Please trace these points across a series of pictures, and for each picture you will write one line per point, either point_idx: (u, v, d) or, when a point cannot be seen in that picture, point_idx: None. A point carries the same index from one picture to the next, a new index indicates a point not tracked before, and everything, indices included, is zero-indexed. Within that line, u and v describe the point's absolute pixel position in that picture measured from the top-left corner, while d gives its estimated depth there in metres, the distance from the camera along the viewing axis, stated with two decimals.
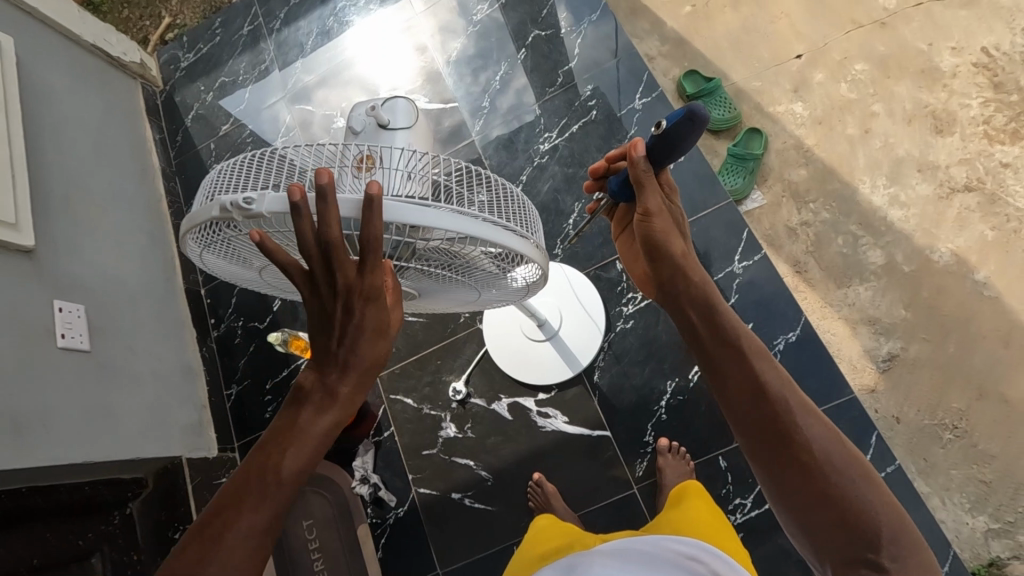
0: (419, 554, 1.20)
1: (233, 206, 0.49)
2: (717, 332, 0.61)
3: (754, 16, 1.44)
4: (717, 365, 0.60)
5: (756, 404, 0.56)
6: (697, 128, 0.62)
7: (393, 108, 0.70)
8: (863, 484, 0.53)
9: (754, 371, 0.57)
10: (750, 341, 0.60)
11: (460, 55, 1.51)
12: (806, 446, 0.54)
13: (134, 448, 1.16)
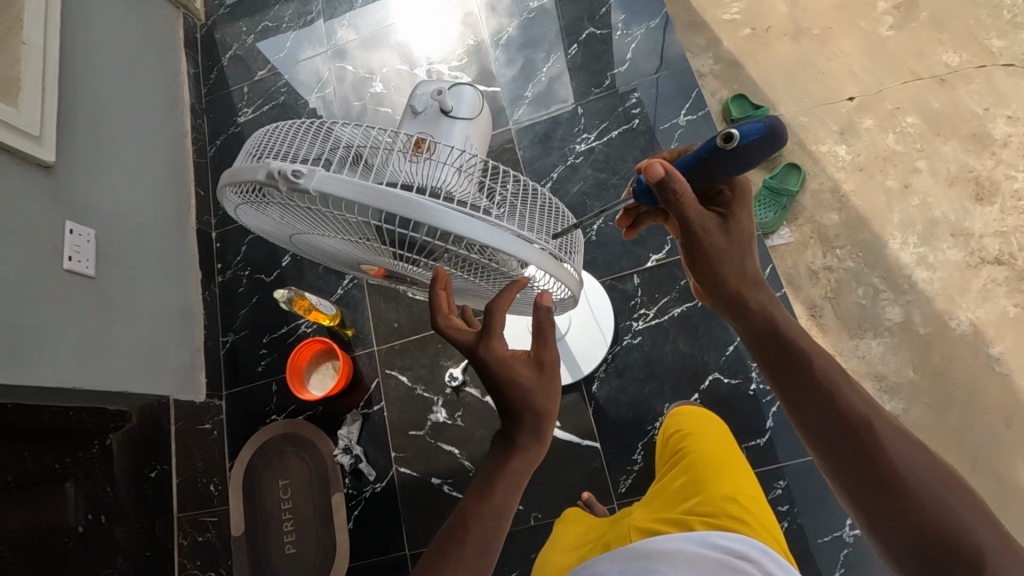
0: (389, 532, 1.20)
1: (280, 174, 0.46)
2: (786, 347, 0.61)
3: (812, 51, 1.42)
4: (791, 372, 0.60)
5: (837, 414, 0.57)
6: (765, 139, 0.50)
7: (458, 95, 0.58)
8: (950, 488, 0.53)
9: (827, 377, 0.58)
10: (816, 352, 0.60)
11: (510, 39, 1.49)
12: (888, 456, 0.54)
13: (123, 381, 1.15)
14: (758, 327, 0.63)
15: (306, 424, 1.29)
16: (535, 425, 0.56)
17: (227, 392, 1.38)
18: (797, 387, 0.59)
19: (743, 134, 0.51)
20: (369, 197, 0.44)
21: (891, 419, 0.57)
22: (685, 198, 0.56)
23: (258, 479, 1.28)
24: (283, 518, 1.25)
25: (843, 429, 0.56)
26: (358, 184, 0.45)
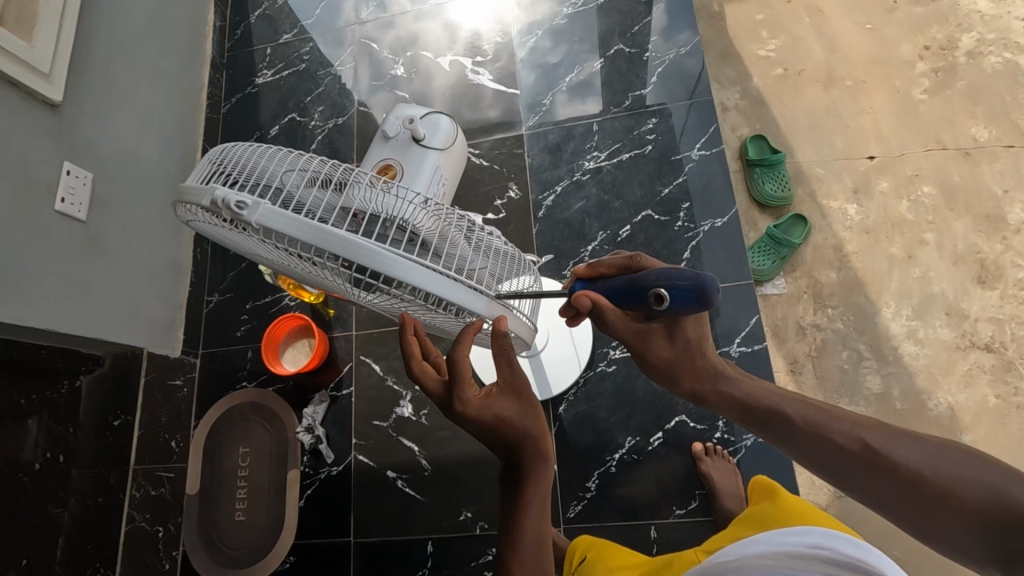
0: (338, 517, 1.21)
1: (226, 203, 0.49)
2: (764, 411, 0.64)
3: (841, 102, 1.39)
4: (778, 424, 0.63)
5: (830, 446, 0.59)
6: (691, 304, 0.53)
7: (425, 130, 0.85)
8: (962, 460, 0.54)
9: (807, 417, 0.61)
10: (788, 403, 0.63)
11: (538, 43, 1.46)
12: (895, 463, 0.55)
13: (100, 328, 1.16)
14: (733, 403, 0.65)
15: (274, 397, 1.30)
16: (536, 453, 0.60)
17: (203, 351, 1.38)
18: (794, 441, 0.61)
19: (671, 296, 0.53)
20: (310, 236, 0.47)
21: (875, 426, 0.58)
22: (616, 319, 0.61)
23: (220, 443, 1.30)
24: (238, 485, 1.26)
25: (849, 459, 0.58)
26: (300, 224, 0.47)
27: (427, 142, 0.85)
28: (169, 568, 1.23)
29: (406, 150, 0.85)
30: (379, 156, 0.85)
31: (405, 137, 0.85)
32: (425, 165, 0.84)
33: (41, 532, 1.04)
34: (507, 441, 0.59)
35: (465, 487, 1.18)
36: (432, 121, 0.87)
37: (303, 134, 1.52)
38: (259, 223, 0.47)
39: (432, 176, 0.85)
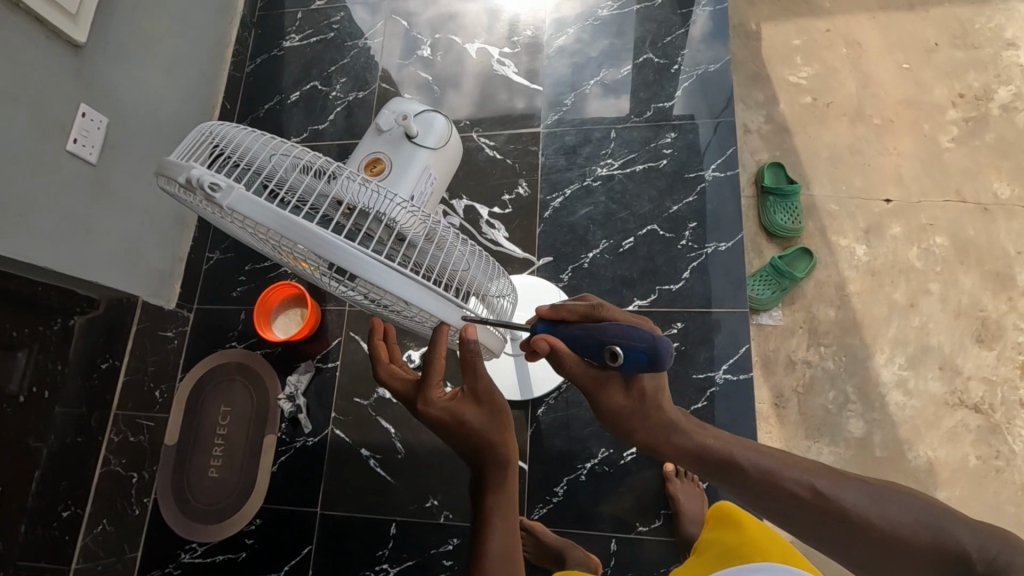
0: (307, 487, 1.22)
1: (199, 183, 0.48)
2: (717, 461, 0.63)
3: (866, 139, 1.37)
4: (734, 466, 0.62)
5: (782, 485, 0.59)
6: (646, 364, 0.54)
7: (423, 129, 0.83)
8: (910, 506, 0.56)
9: (760, 465, 0.61)
10: (739, 449, 0.63)
11: (569, 41, 1.45)
12: (844, 509, 0.56)
13: (98, 272, 1.17)
14: (687, 453, 0.64)
15: (261, 361, 1.32)
16: (496, 458, 0.64)
17: (197, 307, 1.40)
18: (750, 490, 0.61)
19: (627, 356, 0.55)
20: (282, 227, 0.48)
21: (820, 471, 0.59)
22: (573, 366, 0.61)
23: (203, 399, 1.31)
24: (216, 443, 1.28)
25: (802, 507, 0.58)
26: (273, 214, 0.48)
27: (420, 141, 0.82)
28: (139, 514, 1.24)
29: (396, 146, 0.82)
30: (369, 148, 0.82)
31: (397, 133, 0.82)
32: (414, 164, 0.82)
33: (20, 463, 1.07)
34: (472, 446, 0.65)
35: (435, 474, 1.19)
36: (428, 120, 0.85)
37: (322, 103, 1.51)
38: (231, 207, 0.47)
39: (421, 177, 0.82)
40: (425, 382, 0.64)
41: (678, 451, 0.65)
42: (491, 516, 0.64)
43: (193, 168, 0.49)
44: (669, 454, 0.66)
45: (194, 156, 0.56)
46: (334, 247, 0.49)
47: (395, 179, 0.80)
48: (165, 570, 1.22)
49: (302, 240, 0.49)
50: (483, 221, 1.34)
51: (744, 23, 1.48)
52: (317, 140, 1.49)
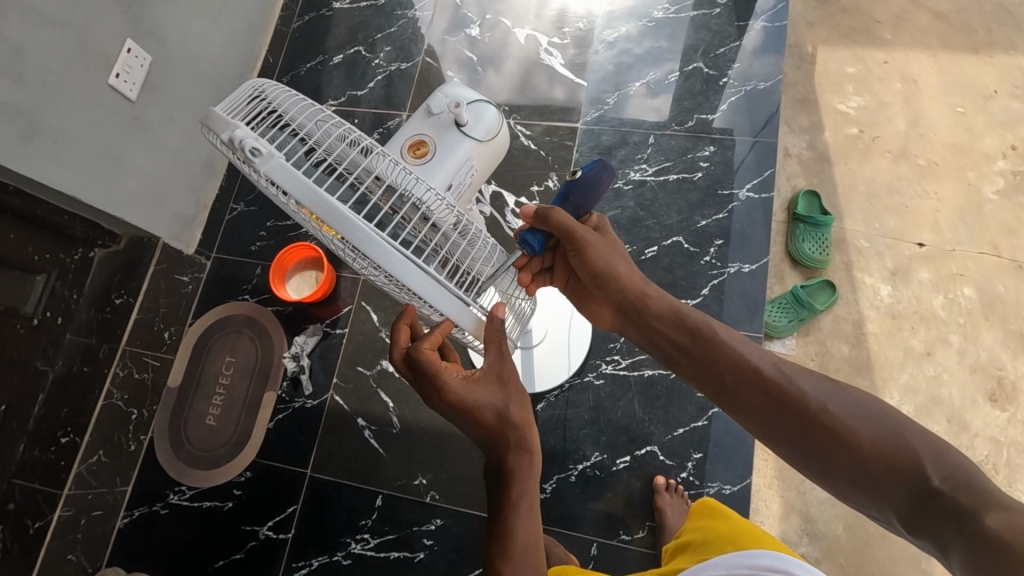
0: (300, 447, 1.24)
1: (240, 144, 0.48)
2: (697, 333, 0.72)
3: (907, 179, 1.34)
4: (710, 359, 0.70)
5: (757, 386, 0.65)
6: (599, 169, 0.69)
7: (475, 117, 0.80)
8: (870, 410, 0.58)
9: (738, 355, 0.68)
10: (722, 330, 0.71)
11: (620, 38, 1.43)
12: (803, 397, 0.61)
13: (125, 209, 1.17)
14: (670, 334, 0.75)
15: (270, 318, 1.33)
16: (519, 441, 0.64)
17: (215, 255, 1.40)
18: (716, 367, 0.69)
19: (584, 169, 0.70)
20: (311, 202, 0.47)
21: (788, 361, 0.65)
22: (559, 215, 0.72)
23: (208, 348, 1.33)
24: (216, 392, 1.30)
25: (762, 386, 0.64)
26: (304, 187, 0.47)
27: (467, 130, 0.80)
28: (134, 450, 1.26)
29: (442, 132, 0.80)
30: (415, 129, 0.81)
31: (446, 118, 0.80)
32: (456, 153, 0.79)
33: (26, 383, 1.09)
34: (487, 431, 0.65)
35: (427, 453, 1.20)
36: (480, 110, 0.82)
37: (364, 69, 1.51)
38: (266, 174, 0.46)
39: (461, 167, 0.80)
40: (430, 374, 0.63)
41: (664, 332, 0.75)
42: (517, 501, 0.63)
43: (236, 127, 0.49)
44: (659, 326, 0.76)
45: (240, 112, 0.55)
46: (357, 229, 0.47)
47: (435, 164, 0.78)
48: (151, 508, 1.24)
49: (326, 218, 0.47)
50: (508, 210, 1.33)
51: (799, 44, 1.45)
52: (353, 106, 1.48)
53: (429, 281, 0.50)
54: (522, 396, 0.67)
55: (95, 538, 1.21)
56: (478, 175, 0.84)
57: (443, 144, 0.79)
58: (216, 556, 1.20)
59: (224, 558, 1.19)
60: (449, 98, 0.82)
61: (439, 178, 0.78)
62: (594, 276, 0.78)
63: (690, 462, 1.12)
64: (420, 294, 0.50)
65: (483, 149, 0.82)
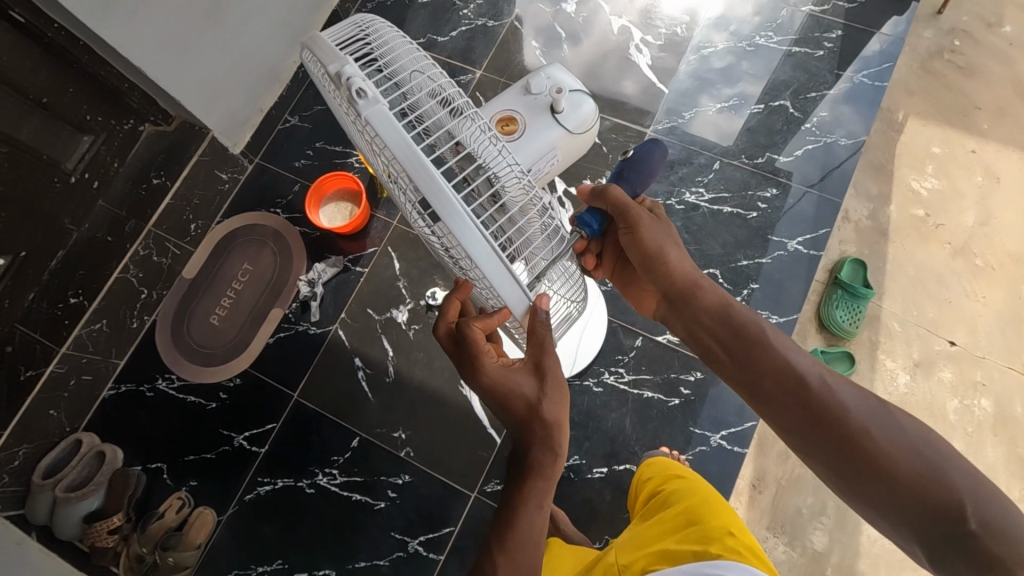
0: (293, 370, 1.25)
1: (348, 82, 0.47)
2: (746, 332, 0.68)
3: (958, 275, 1.30)
4: (753, 364, 0.66)
5: (796, 401, 0.62)
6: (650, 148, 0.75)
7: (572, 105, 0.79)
8: (915, 437, 0.56)
9: (783, 365, 0.64)
10: (773, 331, 0.67)
11: (714, 54, 1.38)
12: (846, 417, 0.58)
13: (184, 93, 1.17)
14: (714, 331, 0.71)
15: (295, 238, 1.33)
16: (544, 435, 0.62)
17: (258, 161, 1.38)
18: (757, 373, 0.65)
19: (637, 147, 0.75)
20: (401, 153, 0.46)
21: (833, 372, 0.63)
22: (613, 191, 0.73)
23: (228, 249, 1.33)
24: (226, 294, 1.31)
25: (805, 397, 0.61)
26: (398, 138, 0.46)
27: (561, 118, 0.78)
28: (135, 328, 1.27)
29: (535, 113, 0.79)
30: (508, 104, 0.80)
31: (543, 101, 0.79)
32: (545, 138, 0.78)
33: (50, 238, 1.11)
34: (518, 418, 0.62)
35: (413, 410, 1.21)
36: (579, 99, 0.80)
37: (450, 16, 1.47)
38: (367, 118, 0.46)
39: (545, 153, 0.79)
40: (473, 353, 0.63)
41: (707, 328, 0.71)
42: (528, 494, 0.62)
43: (348, 64, 0.48)
44: (703, 314, 0.72)
45: (346, 48, 0.55)
46: (438, 190, 0.45)
47: (521, 145, 0.78)
48: (137, 389, 1.25)
49: (410, 172, 0.45)
50: (555, 196, 1.31)
51: (892, 109, 1.39)
52: (430, 49, 1.45)
53: (497, 260, 0.48)
54: (562, 397, 0.63)
55: (78, 401, 1.22)
56: (559, 162, 0.83)
57: (535, 125, 0.78)
58: (188, 450, 1.22)
59: (195, 454, 1.22)
60: (552, 82, 0.80)
61: (523, 159, 0.78)
62: (645, 258, 0.74)
63: None
64: (484, 270, 0.48)
65: (571, 140, 0.81)
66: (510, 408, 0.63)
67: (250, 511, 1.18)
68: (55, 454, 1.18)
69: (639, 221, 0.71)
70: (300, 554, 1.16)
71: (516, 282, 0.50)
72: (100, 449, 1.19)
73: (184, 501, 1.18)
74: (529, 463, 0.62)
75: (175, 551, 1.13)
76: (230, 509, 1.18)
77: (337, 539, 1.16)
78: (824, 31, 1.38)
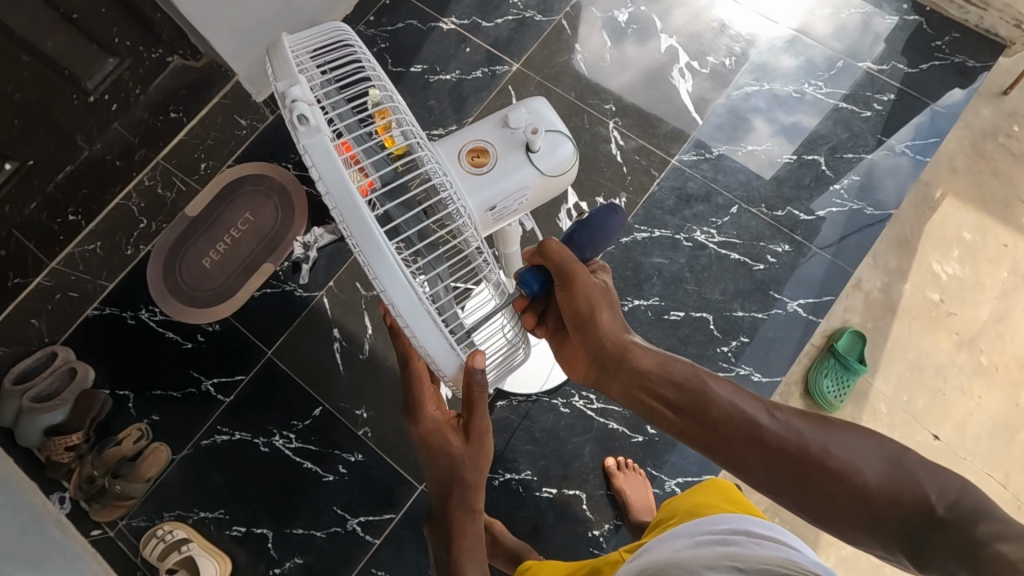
0: (272, 328, 1.25)
1: (293, 106, 0.43)
2: (687, 387, 0.64)
3: (958, 369, 1.24)
4: (704, 419, 0.61)
5: (755, 447, 0.58)
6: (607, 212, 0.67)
7: (549, 146, 0.68)
8: (869, 445, 0.55)
9: (733, 417, 0.60)
10: (714, 379, 0.64)
11: (756, 96, 1.38)
12: (805, 449, 0.56)
13: (216, 36, 1.14)
14: (651, 387, 0.66)
15: (300, 198, 1.31)
16: (467, 496, 0.59)
17: (279, 113, 1.35)
18: (710, 426, 0.61)
19: (592, 211, 0.67)
20: (336, 192, 0.41)
21: (778, 405, 0.61)
22: (553, 246, 0.64)
23: (234, 195, 1.31)
24: (222, 238, 1.29)
25: (764, 445, 0.58)
26: (335, 172, 0.41)
27: (533, 159, 0.68)
28: (129, 256, 1.28)
29: (508, 149, 0.68)
30: (479, 133, 0.68)
31: (519, 138, 0.68)
32: (511, 179, 0.67)
33: (61, 149, 1.14)
34: (448, 472, 0.59)
35: (380, 391, 1.22)
36: (557, 141, 0.69)
37: (499, 2, 1.43)
38: (302, 148, 0.41)
39: (510, 196, 0.67)
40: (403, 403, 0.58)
41: (645, 385, 0.66)
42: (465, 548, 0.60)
43: (297, 86, 0.44)
44: (644, 373, 0.66)
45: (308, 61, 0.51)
46: (368, 235, 0.41)
47: (484, 181, 0.66)
48: (119, 314, 1.26)
49: (341, 212, 0.41)
50: (565, 208, 1.30)
51: (930, 184, 1.33)
52: (472, 32, 1.42)
53: (426, 315, 0.43)
54: (489, 438, 0.60)
55: (61, 315, 1.24)
56: (527, 206, 0.72)
57: (504, 162, 0.67)
58: (158, 384, 1.23)
59: (162, 390, 1.23)
60: (533, 116, 0.69)
61: (479, 199, 0.66)
62: (577, 318, 0.67)
63: (607, 525, 1.12)
64: (410, 327, 0.44)
65: (544, 184, 0.70)
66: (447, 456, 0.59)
67: (204, 457, 1.20)
68: (31, 361, 1.19)
69: (577, 274, 0.64)
70: (242, 509, 1.17)
71: (446, 338, 0.46)
72: (72, 366, 1.19)
73: (143, 434, 1.20)
74: (468, 512, 0.60)
75: (124, 481, 1.15)
76: (184, 450, 1.20)
77: (281, 501, 1.17)
78: (877, 91, 1.37)
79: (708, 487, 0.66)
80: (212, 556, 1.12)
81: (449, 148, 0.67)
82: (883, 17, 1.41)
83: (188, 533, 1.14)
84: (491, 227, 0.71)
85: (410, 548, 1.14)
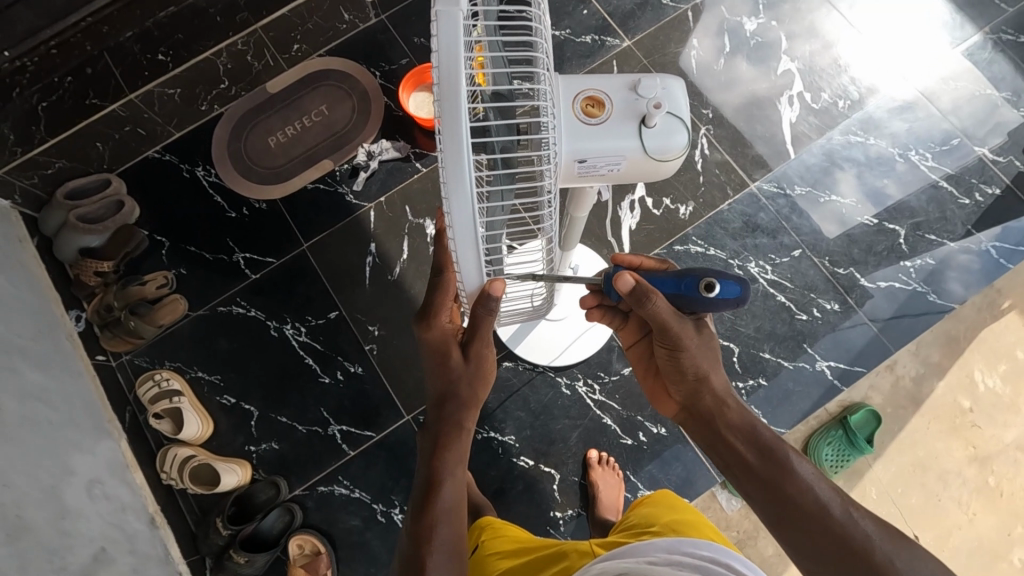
0: (313, 223, 1.27)
1: None
2: (763, 453, 0.66)
3: (964, 482, 1.20)
4: (765, 475, 0.65)
5: (807, 517, 0.62)
6: (733, 297, 0.58)
7: (664, 129, 0.66)
8: (925, 562, 0.60)
9: (801, 495, 0.63)
10: (792, 453, 0.66)
11: (856, 148, 1.32)
12: (862, 545, 0.60)
13: None
14: (735, 446, 0.67)
15: (380, 108, 1.31)
16: (453, 416, 0.61)
17: (383, 18, 1.34)
18: (771, 490, 0.64)
19: (721, 287, 0.58)
20: (442, 79, 0.39)
21: (846, 496, 0.64)
22: (659, 301, 0.62)
23: (319, 82, 1.32)
24: (295, 122, 1.31)
25: (821, 522, 0.61)
26: (453, 56, 0.39)
27: (641, 134, 0.66)
28: (202, 112, 1.31)
29: (624, 113, 0.65)
30: (602, 86, 0.65)
31: (639, 106, 0.66)
32: (612, 143, 0.65)
33: None
34: (446, 386, 0.61)
35: (395, 314, 1.23)
36: (674, 126, 0.66)
37: None
38: (434, 18, 0.39)
39: (603, 158, 0.66)
40: (428, 310, 0.59)
41: (730, 444, 0.68)
42: (444, 453, 0.60)
43: None
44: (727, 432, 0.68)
45: None
46: (454, 130, 0.39)
47: (587, 132, 0.64)
48: (177, 165, 1.29)
49: (442, 90, 0.39)
50: (629, 198, 1.28)
51: (1001, 291, 1.26)
52: None
53: (472, 236, 0.43)
54: (489, 363, 0.62)
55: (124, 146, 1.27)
56: (615, 176, 0.70)
57: (614, 123, 0.65)
58: (194, 241, 1.26)
59: (196, 248, 1.26)
60: (663, 93, 0.66)
61: (575, 148, 0.64)
62: (676, 373, 0.70)
63: (570, 510, 1.13)
64: (454, 236, 0.43)
65: (638, 162, 0.68)
66: (447, 361, 0.60)
67: (216, 321, 1.23)
68: (85, 181, 1.24)
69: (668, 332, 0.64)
70: (236, 380, 1.21)
71: (480, 262, 0.45)
72: (120, 200, 1.23)
73: (166, 283, 1.23)
74: (456, 427, 0.61)
75: (139, 319, 1.18)
76: (201, 310, 1.24)
77: (276, 385, 1.21)
78: (983, 181, 1.31)
79: (679, 504, 0.68)
80: (198, 416, 1.16)
81: (569, 86, 0.64)
82: (1015, 108, 1.33)
83: (182, 387, 1.18)
84: (573, 179, 0.69)
85: (378, 469, 1.17)
